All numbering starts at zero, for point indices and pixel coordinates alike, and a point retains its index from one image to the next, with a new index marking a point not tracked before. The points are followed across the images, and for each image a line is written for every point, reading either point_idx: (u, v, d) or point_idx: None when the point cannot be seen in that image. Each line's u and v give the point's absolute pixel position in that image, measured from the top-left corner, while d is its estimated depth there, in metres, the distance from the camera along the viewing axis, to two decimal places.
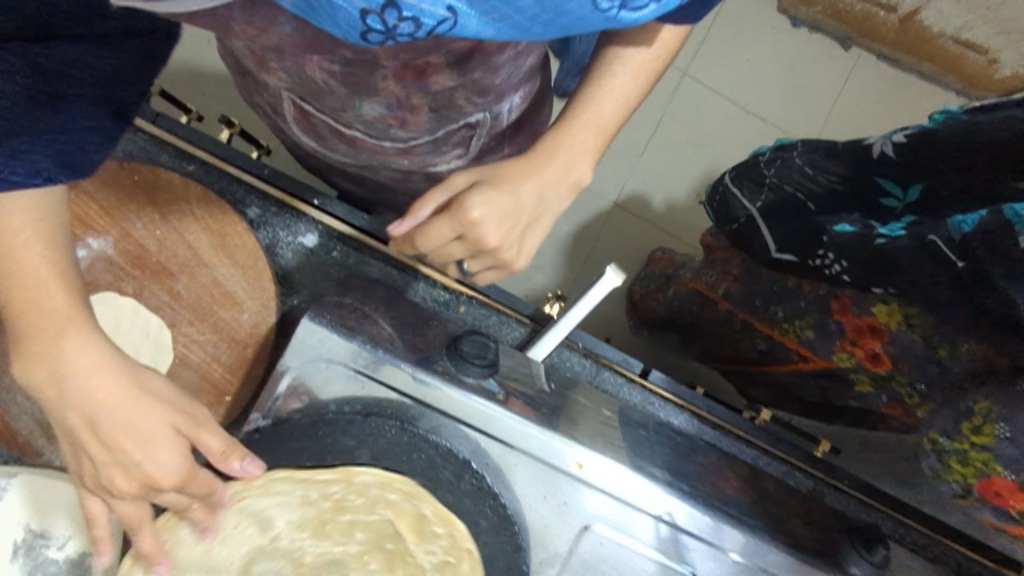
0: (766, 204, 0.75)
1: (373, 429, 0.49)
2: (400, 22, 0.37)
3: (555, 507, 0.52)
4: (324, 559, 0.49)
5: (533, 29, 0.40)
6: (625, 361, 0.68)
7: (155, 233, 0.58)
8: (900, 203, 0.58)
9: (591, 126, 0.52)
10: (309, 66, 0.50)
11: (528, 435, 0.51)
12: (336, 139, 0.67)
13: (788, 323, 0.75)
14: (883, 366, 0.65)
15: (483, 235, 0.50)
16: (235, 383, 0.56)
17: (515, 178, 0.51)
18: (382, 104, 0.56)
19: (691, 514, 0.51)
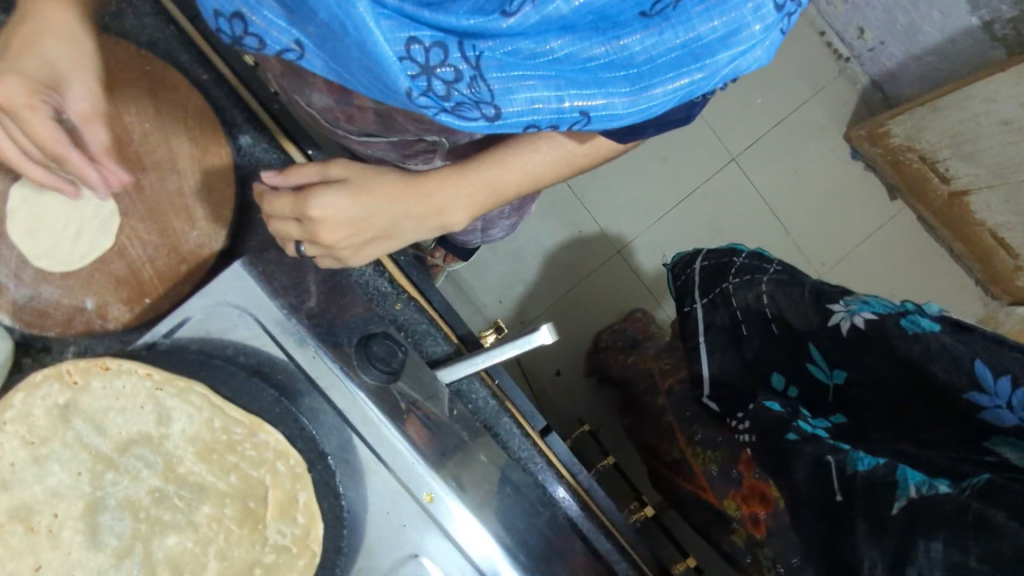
0: (716, 323, 0.76)
1: (250, 390, 0.49)
2: (243, 35, 0.40)
3: (393, 527, 0.52)
4: (192, 480, 0.49)
5: (373, 93, 0.43)
6: (531, 415, 0.70)
7: (143, 124, 0.59)
8: (827, 381, 0.64)
9: (485, 184, 0.52)
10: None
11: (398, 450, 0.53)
12: (301, 111, 0.65)
13: (700, 448, 0.77)
14: (759, 531, 0.66)
15: (315, 233, 0.49)
16: (160, 290, 0.58)
17: (379, 197, 0.51)
18: (328, 97, 0.55)
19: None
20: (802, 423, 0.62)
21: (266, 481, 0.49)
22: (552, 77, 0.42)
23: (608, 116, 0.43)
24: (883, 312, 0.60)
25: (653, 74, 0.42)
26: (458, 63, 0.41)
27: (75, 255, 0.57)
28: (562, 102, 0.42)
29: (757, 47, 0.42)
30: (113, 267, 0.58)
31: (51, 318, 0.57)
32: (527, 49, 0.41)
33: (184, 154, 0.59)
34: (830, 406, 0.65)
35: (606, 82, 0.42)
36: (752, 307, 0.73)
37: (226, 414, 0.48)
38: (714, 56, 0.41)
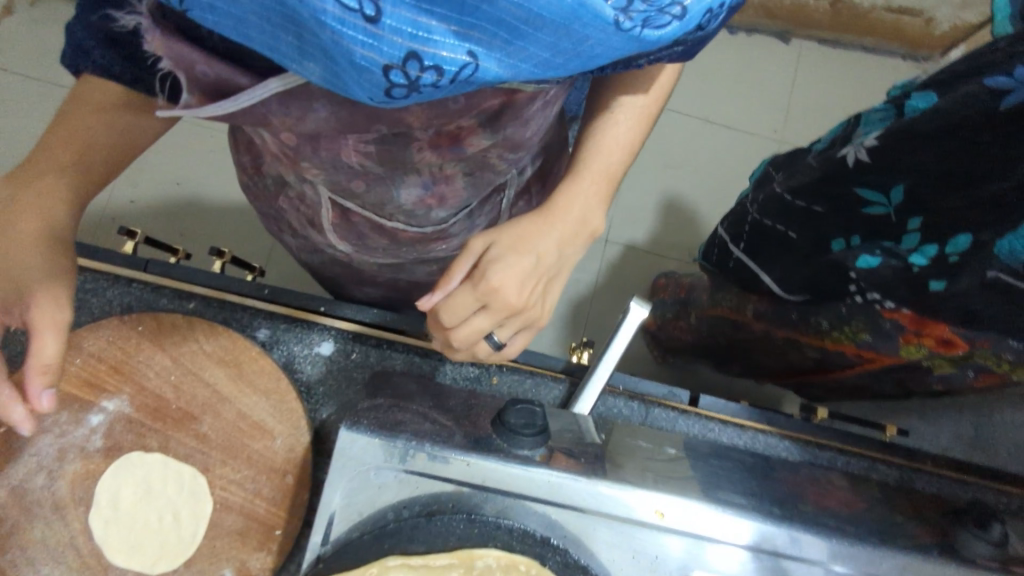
0: (755, 240, 0.79)
1: (438, 530, 0.46)
2: (422, 73, 0.31)
3: (647, 564, 0.48)
4: None
5: (552, 72, 0.35)
6: (670, 394, 0.65)
7: (170, 379, 0.56)
8: (888, 209, 0.56)
9: (600, 175, 0.55)
10: (345, 151, 0.48)
11: (597, 497, 0.47)
12: (376, 235, 0.66)
13: (839, 332, 0.71)
14: (959, 348, 0.57)
15: (506, 302, 0.52)
16: (284, 515, 0.53)
17: (531, 237, 0.53)
18: (418, 184, 0.55)
19: (788, 537, 0.48)
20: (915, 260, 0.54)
21: None
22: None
23: None
24: (883, 126, 0.56)
25: None
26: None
27: (186, 537, 0.53)
28: None
29: None
30: (228, 524, 0.53)
31: None
32: None
33: (223, 378, 0.56)
34: (897, 226, 0.56)
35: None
36: (784, 214, 0.71)
37: (434, 567, 0.44)
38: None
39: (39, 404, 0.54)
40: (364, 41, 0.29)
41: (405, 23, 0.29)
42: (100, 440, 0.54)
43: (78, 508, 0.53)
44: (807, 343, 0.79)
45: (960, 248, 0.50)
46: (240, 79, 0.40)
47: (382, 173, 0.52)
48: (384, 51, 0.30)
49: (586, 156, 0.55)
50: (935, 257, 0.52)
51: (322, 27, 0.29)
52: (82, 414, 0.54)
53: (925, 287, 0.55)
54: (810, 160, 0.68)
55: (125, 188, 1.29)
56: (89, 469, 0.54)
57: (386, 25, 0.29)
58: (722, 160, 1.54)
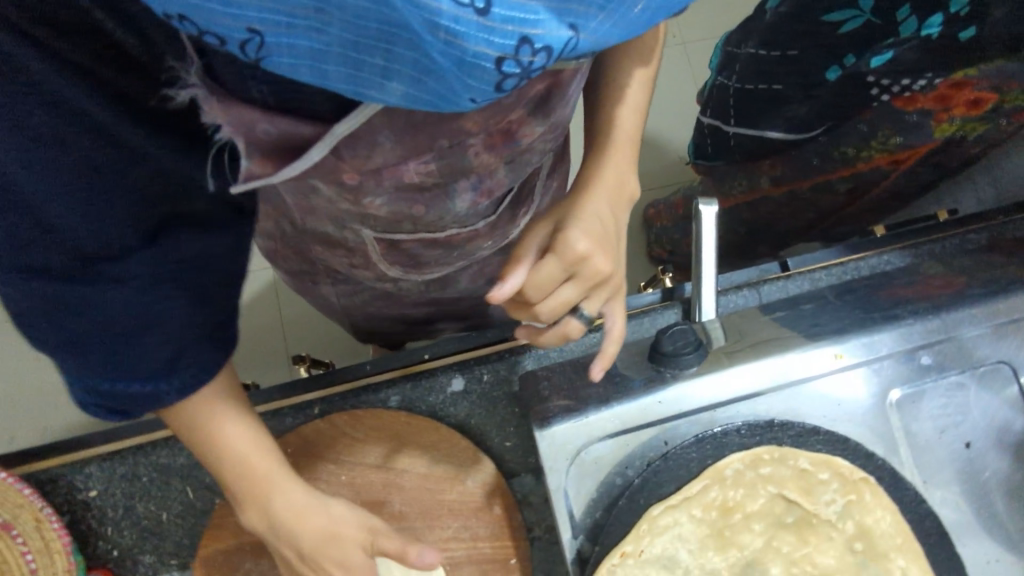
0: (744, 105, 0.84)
1: (677, 464, 0.46)
2: (536, 56, 0.30)
3: (855, 403, 0.50)
4: (740, 566, 0.45)
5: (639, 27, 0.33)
6: (763, 269, 0.67)
7: (341, 480, 0.55)
8: (870, 13, 0.62)
9: (626, 138, 0.55)
10: (407, 176, 0.48)
11: (766, 373, 0.50)
12: (428, 250, 0.65)
13: (857, 152, 0.75)
14: (989, 100, 0.61)
15: (593, 270, 0.49)
16: (510, 541, 0.53)
17: (591, 201, 0.52)
18: (471, 192, 0.54)
19: (944, 321, 0.52)
20: (931, 27, 0.58)
21: (781, 493, 0.45)
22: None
23: None
24: None
25: None
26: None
27: None
28: None
29: None
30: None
31: None
32: None
33: (388, 456, 0.56)
34: (892, 20, 0.61)
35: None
36: (768, 69, 0.76)
37: (693, 497, 0.44)
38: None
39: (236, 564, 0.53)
40: (477, 36, 0.28)
41: (515, 8, 0.28)
42: None
43: None
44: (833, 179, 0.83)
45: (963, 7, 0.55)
46: (301, 128, 0.37)
47: (439, 188, 0.51)
48: (498, 40, 0.28)
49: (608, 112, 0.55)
50: (944, 22, 0.57)
51: (436, 32, 0.27)
52: None
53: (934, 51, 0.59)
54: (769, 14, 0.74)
55: None
56: None
57: (497, 15, 0.28)
58: None
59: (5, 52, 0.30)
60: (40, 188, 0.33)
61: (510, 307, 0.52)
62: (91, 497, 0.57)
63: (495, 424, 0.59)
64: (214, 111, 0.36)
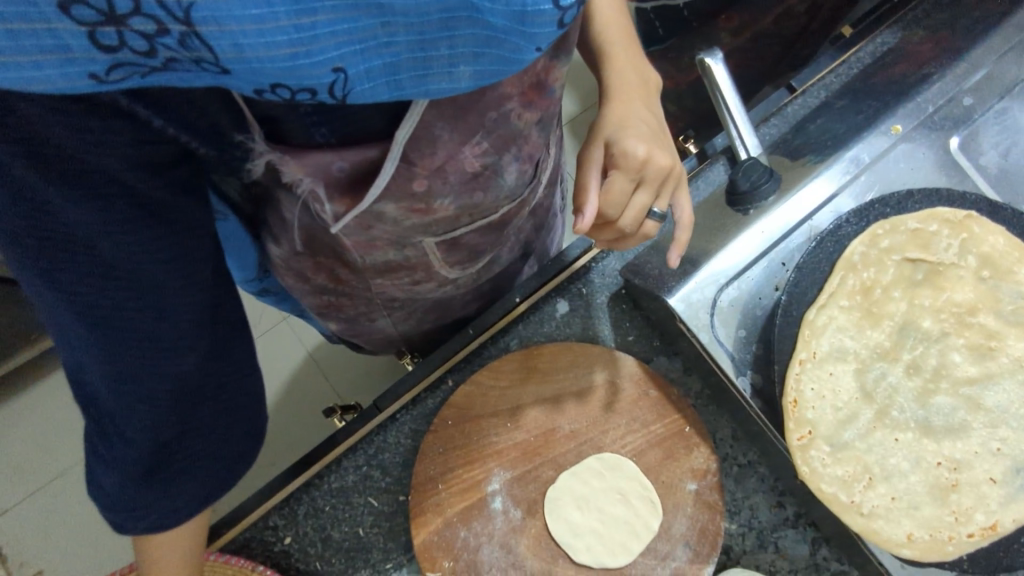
0: None
1: (809, 271, 0.49)
2: None
3: (924, 164, 0.55)
4: (896, 330, 0.50)
5: None
6: (775, 98, 0.69)
7: (509, 427, 0.57)
8: None
9: (616, 41, 0.58)
10: (467, 165, 0.44)
11: (830, 169, 0.55)
12: (484, 241, 0.57)
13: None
14: None
15: (658, 166, 0.52)
16: (678, 413, 0.57)
17: (624, 111, 0.56)
18: (512, 169, 0.48)
19: (967, 67, 0.57)
20: None
21: (909, 259, 0.50)
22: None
23: None
24: None
25: None
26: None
27: (643, 493, 0.56)
28: None
29: None
30: (654, 458, 0.56)
31: (710, 523, 0.54)
32: None
33: (541, 389, 0.59)
34: None
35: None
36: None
37: (838, 289, 0.48)
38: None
39: (451, 536, 0.54)
40: None
41: None
42: (516, 508, 0.55)
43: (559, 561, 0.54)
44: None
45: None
46: (371, 152, 0.40)
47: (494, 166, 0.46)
48: None
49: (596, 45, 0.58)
50: None
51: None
52: (485, 509, 0.55)
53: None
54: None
55: None
56: (533, 534, 0.55)
57: None
58: None
59: (32, 187, 0.32)
60: (132, 252, 0.35)
61: (594, 233, 0.55)
62: (287, 541, 0.57)
63: (611, 326, 0.62)
64: (294, 168, 0.40)
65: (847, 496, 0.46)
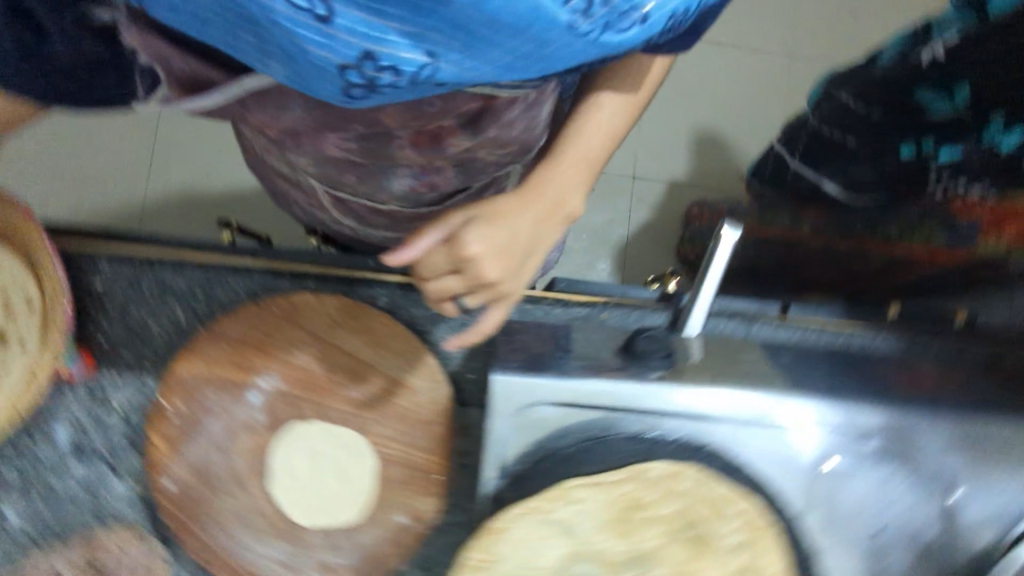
0: (808, 149, 0.92)
1: (606, 450, 0.50)
2: (379, 74, 0.34)
3: (789, 463, 0.53)
4: (631, 555, 0.48)
5: (511, 72, 0.36)
6: (760, 309, 0.70)
7: (314, 353, 0.60)
8: (959, 106, 0.65)
9: (582, 158, 0.53)
10: (329, 146, 0.52)
11: (837, 423, 0.54)
12: (374, 216, 0.67)
13: (910, 233, 0.79)
14: None
15: (479, 273, 0.49)
16: (440, 460, 0.58)
17: (513, 210, 0.50)
18: (409, 174, 0.57)
19: (903, 426, 0.54)
20: (992, 134, 0.63)
21: (684, 505, 0.49)
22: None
23: None
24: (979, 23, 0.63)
25: None
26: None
27: (359, 491, 0.58)
28: None
29: None
30: (392, 475, 0.58)
31: (384, 555, 0.56)
32: None
33: (360, 346, 0.60)
34: (980, 118, 0.64)
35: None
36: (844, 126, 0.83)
37: (609, 481, 0.49)
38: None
39: (200, 392, 0.59)
40: (318, 40, 0.32)
41: (357, 24, 0.31)
42: (263, 414, 0.59)
43: (256, 478, 0.58)
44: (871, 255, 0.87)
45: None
46: (211, 72, 0.45)
47: (370, 164, 0.55)
48: (337, 52, 0.33)
49: (573, 138, 0.53)
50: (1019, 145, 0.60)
51: (276, 25, 0.32)
52: (242, 394, 0.59)
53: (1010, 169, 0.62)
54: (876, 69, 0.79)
55: (158, 177, 1.38)
56: (257, 443, 0.58)
57: (337, 25, 0.31)
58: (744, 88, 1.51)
59: None
60: None
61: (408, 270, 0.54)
62: (95, 290, 0.63)
63: (463, 356, 0.62)
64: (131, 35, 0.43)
65: None
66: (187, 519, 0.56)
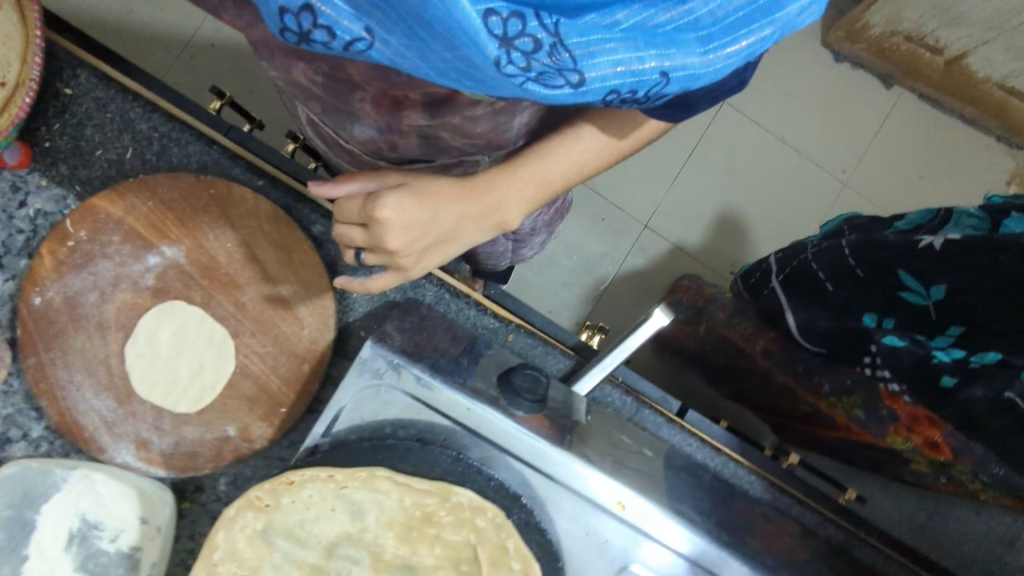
0: (789, 278, 0.85)
1: (428, 458, 0.50)
2: (313, 29, 0.34)
3: (595, 545, 0.51)
4: (400, 563, 0.49)
5: (446, 80, 0.37)
6: (663, 399, 0.70)
7: (226, 245, 0.60)
8: (926, 301, 0.61)
9: (535, 180, 0.54)
10: (295, 72, 0.52)
11: (677, 550, 0.51)
12: (344, 152, 0.71)
13: (835, 398, 0.80)
14: (942, 454, 0.66)
15: (381, 237, 0.50)
16: (292, 396, 0.59)
17: (443, 197, 0.51)
18: (371, 127, 0.59)
19: (720, 560, 0.51)
20: (937, 345, 0.62)
21: (472, 541, 0.49)
22: (632, 38, 0.36)
23: (687, 79, 0.39)
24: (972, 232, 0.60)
25: (730, 33, 0.37)
26: (536, 32, 0.35)
27: (206, 388, 0.59)
28: (645, 62, 0.37)
29: (820, 1, 0.38)
30: (242, 388, 0.59)
31: (201, 454, 0.58)
32: (594, 21, 0.35)
33: (271, 260, 0.60)
34: (938, 325, 0.61)
35: (682, 42, 0.37)
36: (833, 266, 0.74)
37: (414, 489, 0.49)
38: (784, 8, 0.37)
39: (106, 231, 0.59)
40: None
41: None
42: (152, 280, 0.59)
43: (118, 333, 0.58)
44: (804, 397, 0.87)
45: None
46: None
47: (335, 104, 0.57)
48: None
49: (538, 157, 0.54)
50: (954, 360, 0.60)
51: None
52: (143, 252, 0.59)
53: (946, 392, 0.62)
54: (888, 233, 0.70)
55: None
56: (135, 302, 0.59)
57: None
58: (786, 191, 1.49)
59: None
60: None
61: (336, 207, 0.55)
62: (63, 93, 0.63)
63: (366, 311, 0.63)
64: None
65: (217, 555, 0.48)
66: (40, 341, 0.57)
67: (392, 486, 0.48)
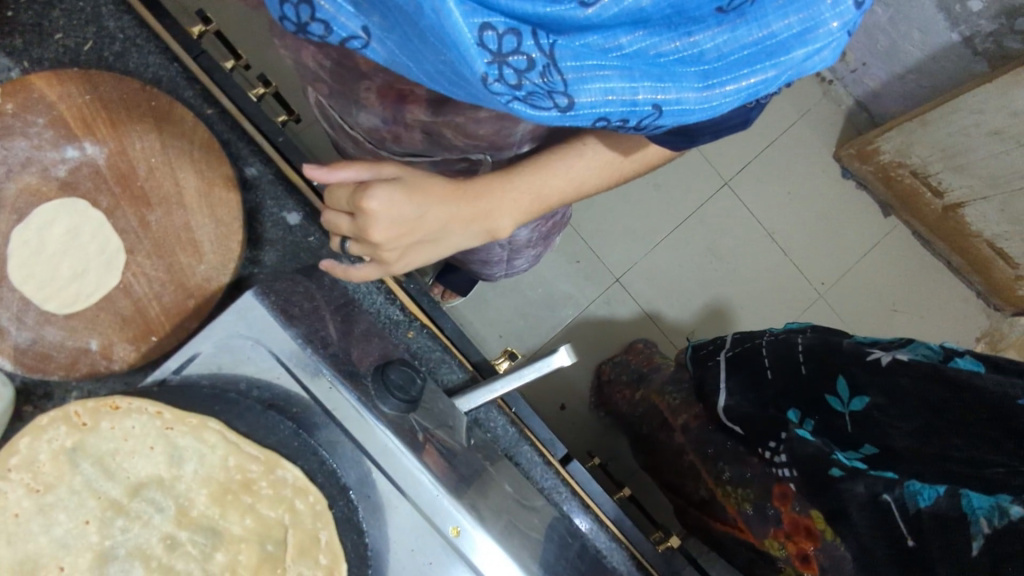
0: (736, 356, 0.78)
1: (265, 423, 0.47)
2: (311, 21, 0.34)
3: (419, 566, 0.47)
4: (202, 524, 0.46)
5: (438, 86, 0.37)
6: (550, 442, 0.68)
7: (149, 159, 0.58)
8: (844, 409, 0.60)
9: (530, 190, 0.55)
10: (305, 52, 0.52)
11: None
12: (346, 135, 0.68)
13: (733, 487, 0.75)
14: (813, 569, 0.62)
15: (365, 229, 0.48)
16: (167, 328, 0.57)
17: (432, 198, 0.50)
18: (378, 116, 0.57)
19: None
20: (841, 458, 0.58)
21: (285, 521, 0.46)
22: (629, 66, 0.37)
23: (678, 112, 0.39)
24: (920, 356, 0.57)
25: (724, 72, 0.39)
26: (531, 51, 0.36)
27: (82, 294, 0.56)
28: (637, 94, 0.38)
29: (832, 46, 0.40)
30: (119, 305, 0.57)
31: (52, 360, 0.55)
32: (595, 44, 0.37)
33: (191, 190, 0.59)
34: (854, 438, 0.59)
35: (680, 75, 0.38)
36: (783, 356, 0.70)
37: (242, 450, 0.46)
38: (790, 52, 0.39)
39: (33, 111, 0.57)
40: None
41: None
42: (63, 172, 0.57)
43: (10, 215, 0.56)
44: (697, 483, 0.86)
45: (1014, 516, 0.45)
46: None
47: (339, 90, 0.56)
48: None
49: (537, 169, 0.55)
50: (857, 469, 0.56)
51: None
52: (63, 142, 0.57)
53: (827, 479, 0.58)
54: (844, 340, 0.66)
55: None
56: (38, 189, 0.57)
57: None
58: (760, 285, 1.48)
59: None
60: None
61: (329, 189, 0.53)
62: None
63: (273, 266, 0.62)
64: None
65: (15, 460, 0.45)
66: None
67: (216, 437, 0.46)
